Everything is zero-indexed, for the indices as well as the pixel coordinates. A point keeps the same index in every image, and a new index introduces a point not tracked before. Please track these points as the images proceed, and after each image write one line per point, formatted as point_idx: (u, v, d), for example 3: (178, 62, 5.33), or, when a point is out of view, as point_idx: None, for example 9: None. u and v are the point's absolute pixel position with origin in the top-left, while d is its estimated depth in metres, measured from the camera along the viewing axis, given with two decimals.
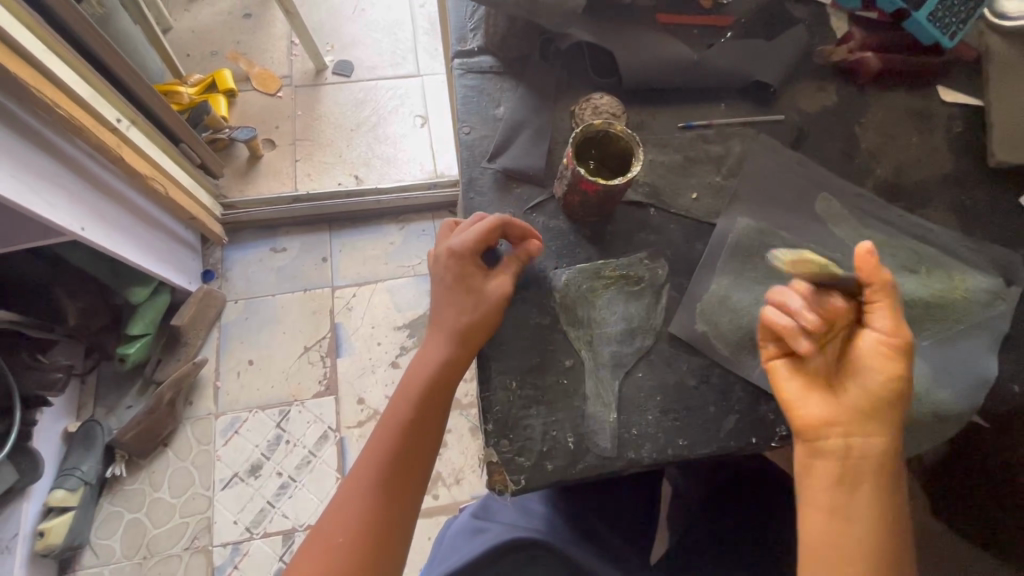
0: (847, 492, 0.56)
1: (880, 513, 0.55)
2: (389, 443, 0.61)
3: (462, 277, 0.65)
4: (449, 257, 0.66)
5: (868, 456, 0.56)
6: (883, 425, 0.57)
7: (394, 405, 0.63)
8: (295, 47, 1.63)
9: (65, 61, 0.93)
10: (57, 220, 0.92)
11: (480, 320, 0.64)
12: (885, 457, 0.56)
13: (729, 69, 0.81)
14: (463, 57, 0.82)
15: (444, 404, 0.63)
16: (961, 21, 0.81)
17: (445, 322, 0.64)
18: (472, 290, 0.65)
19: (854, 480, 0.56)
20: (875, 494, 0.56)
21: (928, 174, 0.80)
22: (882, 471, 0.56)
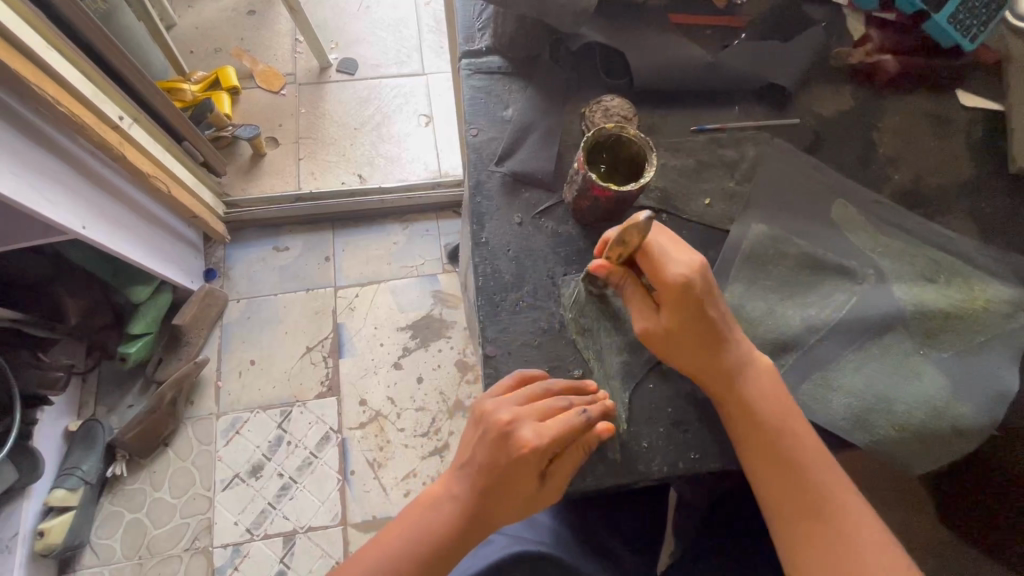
0: (748, 453, 0.60)
1: (792, 453, 0.58)
2: (430, 537, 0.58)
3: (510, 477, 0.56)
4: (515, 437, 0.55)
5: (739, 414, 0.60)
6: (733, 376, 0.60)
7: (447, 494, 0.59)
8: (299, 45, 1.62)
9: (66, 57, 0.92)
10: (59, 220, 0.90)
11: (523, 507, 0.58)
12: (755, 404, 0.60)
13: (743, 71, 0.79)
14: (471, 58, 0.80)
15: (490, 527, 0.59)
16: (981, 24, 0.79)
17: (501, 482, 0.57)
18: (512, 489, 0.57)
19: (747, 436, 0.60)
20: (775, 438, 0.59)
21: (946, 179, 0.78)
22: (761, 426, 0.59)
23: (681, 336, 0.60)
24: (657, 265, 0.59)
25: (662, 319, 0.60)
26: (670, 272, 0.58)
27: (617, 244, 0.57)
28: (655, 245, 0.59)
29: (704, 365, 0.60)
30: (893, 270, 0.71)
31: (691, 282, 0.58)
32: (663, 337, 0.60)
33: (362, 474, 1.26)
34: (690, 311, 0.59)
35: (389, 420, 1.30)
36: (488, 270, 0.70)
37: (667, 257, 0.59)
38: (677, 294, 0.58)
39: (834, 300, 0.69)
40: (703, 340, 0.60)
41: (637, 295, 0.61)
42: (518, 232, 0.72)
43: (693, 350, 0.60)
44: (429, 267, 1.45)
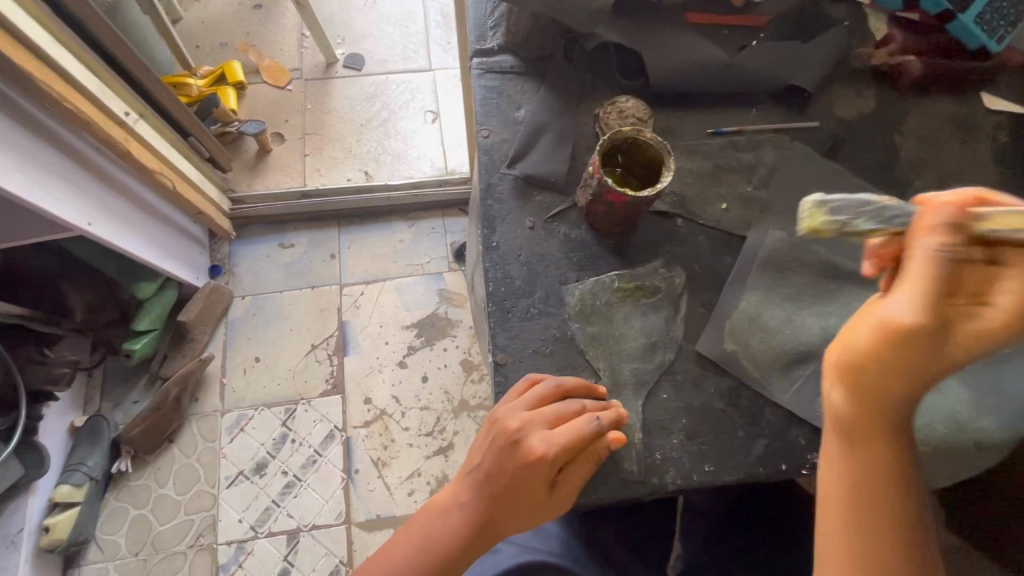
0: (866, 472, 0.48)
1: (906, 485, 0.49)
2: (437, 547, 0.56)
3: (517, 483, 0.55)
4: (526, 446, 0.55)
5: (867, 425, 0.49)
6: (896, 385, 0.47)
7: (454, 503, 0.58)
8: (306, 39, 1.60)
9: (73, 52, 0.90)
10: (65, 216, 0.89)
11: (532, 517, 0.56)
12: (899, 419, 0.48)
13: (762, 71, 0.77)
14: (483, 56, 0.78)
15: (498, 537, 0.57)
16: (1010, 24, 0.76)
17: (510, 490, 0.55)
18: (522, 498, 0.55)
19: (874, 455, 0.48)
20: (896, 468, 0.49)
21: (969, 185, 0.76)
22: (893, 445, 0.48)
23: (920, 334, 0.45)
24: (939, 247, 0.44)
25: (912, 307, 0.45)
26: (934, 258, 0.44)
27: (952, 213, 0.44)
28: (926, 228, 0.45)
29: (902, 369, 0.47)
30: None
31: (944, 280, 0.44)
32: (910, 327, 0.45)
33: (367, 474, 1.25)
34: (936, 316, 0.45)
35: (394, 419, 1.29)
36: (499, 275, 0.68)
37: (943, 247, 0.44)
38: (937, 289, 0.45)
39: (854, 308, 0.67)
40: (910, 343, 0.46)
41: (917, 271, 0.46)
42: (529, 235, 0.70)
43: (894, 346, 0.46)
44: (435, 265, 1.44)
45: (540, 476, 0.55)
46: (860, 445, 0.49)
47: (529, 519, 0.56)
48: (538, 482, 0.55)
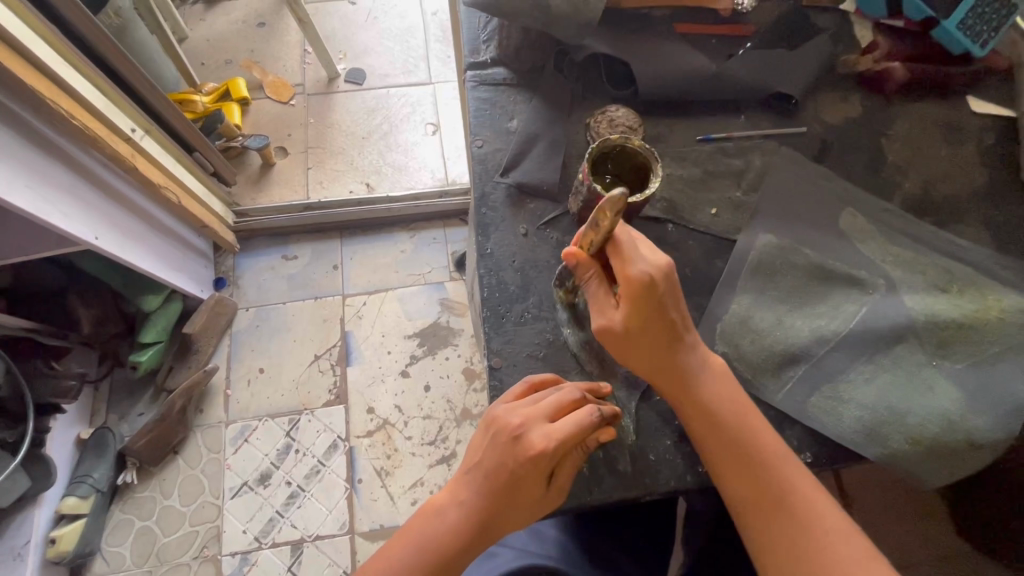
0: (716, 461, 0.58)
1: (759, 453, 0.57)
2: (438, 543, 0.57)
3: (520, 480, 0.56)
4: (526, 442, 0.55)
5: (697, 419, 0.59)
6: (688, 377, 0.59)
7: (456, 499, 0.58)
8: (308, 55, 1.64)
9: (82, 72, 0.93)
10: (72, 231, 0.92)
11: (528, 512, 0.57)
12: (707, 403, 0.59)
13: (749, 79, 0.79)
14: (477, 69, 0.81)
15: (497, 533, 0.58)
16: (994, 29, 0.77)
17: (510, 485, 0.56)
18: (520, 494, 0.56)
19: (713, 444, 0.58)
20: (741, 444, 0.57)
21: (956, 187, 0.77)
22: (722, 429, 0.58)
23: (639, 335, 0.58)
24: (623, 262, 0.56)
25: (617, 315, 0.58)
26: (628, 271, 0.56)
27: (588, 229, 0.56)
28: (624, 239, 0.57)
29: (648, 355, 0.59)
30: (903, 280, 0.70)
31: (654, 280, 0.56)
32: (621, 337, 0.58)
33: (370, 483, 1.26)
34: (648, 310, 0.57)
35: (397, 428, 1.30)
36: (493, 282, 0.70)
37: (635, 254, 0.56)
38: (634, 290, 0.56)
39: (844, 310, 0.68)
40: (666, 339, 0.58)
41: (601, 290, 0.59)
42: (523, 242, 0.72)
43: (652, 350, 0.58)
44: (436, 275, 1.46)
45: (538, 471, 0.55)
46: (700, 440, 0.59)
47: (526, 513, 0.57)
48: (536, 477, 0.55)
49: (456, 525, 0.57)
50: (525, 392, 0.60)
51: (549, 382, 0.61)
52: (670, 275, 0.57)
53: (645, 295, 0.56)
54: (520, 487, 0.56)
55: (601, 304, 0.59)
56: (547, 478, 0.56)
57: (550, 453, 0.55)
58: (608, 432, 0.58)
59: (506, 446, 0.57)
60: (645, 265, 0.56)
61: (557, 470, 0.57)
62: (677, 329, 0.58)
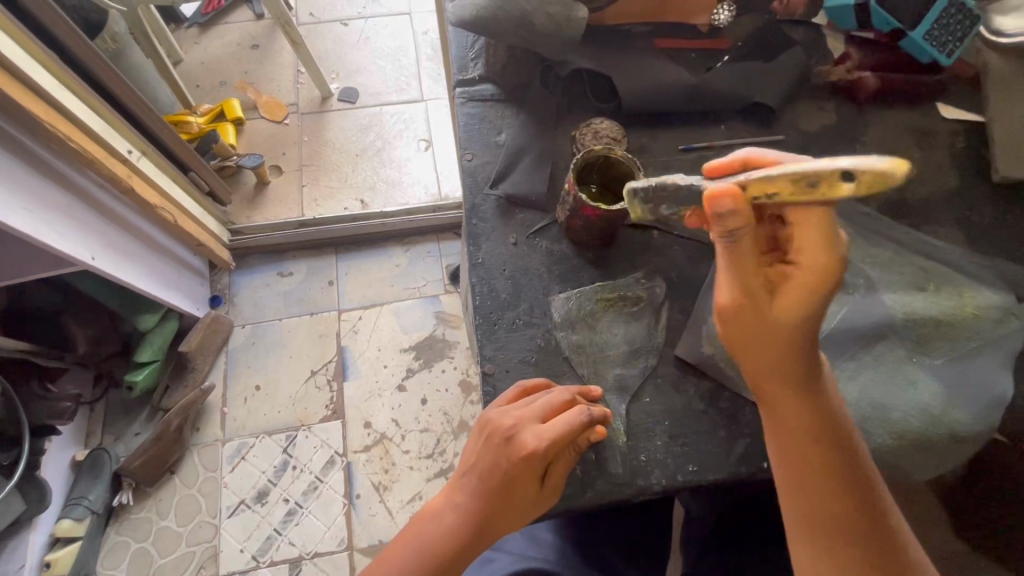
0: (806, 478, 0.53)
1: (857, 481, 0.52)
2: (435, 547, 0.57)
3: (512, 481, 0.57)
4: (518, 442, 0.57)
5: (802, 432, 0.53)
6: (812, 394, 0.53)
7: (452, 501, 0.60)
8: (301, 75, 1.67)
9: (80, 96, 0.96)
10: (69, 250, 0.93)
11: (523, 512, 0.58)
12: (817, 418, 0.53)
13: (727, 90, 0.82)
14: (465, 86, 0.83)
15: (493, 535, 0.59)
16: (959, 39, 0.80)
17: (505, 485, 0.57)
18: (515, 495, 0.57)
19: (805, 461, 0.53)
20: (839, 468, 0.52)
21: (929, 190, 0.80)
22: (824, 447, 0.53)
23: (781, 328, 0.50)
24: (813, 241, 0.46)
25: (767, 302, 0.49)
26: (815, 257, 0.46)
27: (789, 183, 0.43)
28: (812, 219, 0.45)
29: (776, 349, 0.51)
30: (882, 279, 0.72)
31: (835, 280, 0.46)
32: (753, 325, 0.50)
33: (368, 497, 1.26)
34: (807, 311, 0.48)
35: (394, 442, 1.31)
36: (485, 290, 0.71)
37: (819, 238, 0.46)
38: (817, 280, 0.46)
39: (826, 310, 0.70)
40: (800, 343, 0.51)
41: (748, 263, 0.49)
42: (513, 251, 0.74)
43: (788, 352, 0.51)
44: (431, 287, 1.47)
45: (532, 470, 0.56)
46: (791, 452, 0.54)
47: (521, 513, 0.58)
48: (530, 476, 0.57)
49: (453, 528, 0.58)
50: (517, 396, 0.62)
51: (542, 386, 0.63)
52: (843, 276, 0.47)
53: (811, 287, 0.47)
54: (514, 486, 0.57)
55: (747, 274, 0.49)
56: (540, 477, 0.58)
57: (542, 452, 0.56)
58: (597, 431, 0.60)
59: (501, 447, 0.58)
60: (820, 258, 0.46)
61: (549, 469, 0.58)
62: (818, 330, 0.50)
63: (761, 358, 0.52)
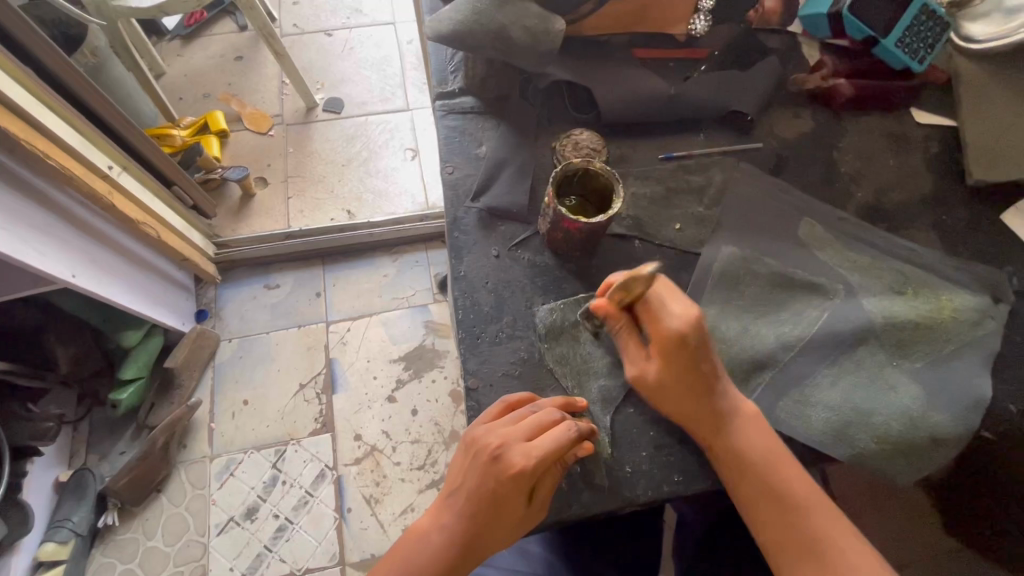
0: (747, 500, 0.59)
1: (787, 493, 0.59)
2: (423, 568, 0.57)
3: (501, 500, 0.56)
4: (507, 462, 0.56)
5: (727, 461, 0.61)
6: (721, 424, 0.61)
7: (440, 520, 0.59)
8: (285, 86, 1.67)
9: (58, 113, 0.94)
10: (48, 270, 0.91)
11: (512, 531, 0.57)
12: (736, 446, 0.60)
13: (706, 98, 0.82)
14: (445, 98, 0.84)
15: (481, 554, 0.58)
16: (929, 46, 0.82)
17: (493, 504, 0.57)
18: (503, 514, 0.57)
19: (743, 486, 0.60)
20: (771, 486, 0.59)
21: (906, 194, 0.81)
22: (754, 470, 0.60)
23: (671, 386, 0.62)
24: (654, 317, 0.62)
25: (651, 365, 0.63)
26: (660, 328, 0.61)
27: (618, 291, 0.62)
28: (655, 296, 0.63)
29: (686, 405, 0.62)
30: (862, 284, 0.73)
31: (686, 336, 0.60)
32: (657, 384, 0.63)
33: (359, 512, 1.24)
34: (681, 362, 0.61)
35: (385, 454, 1.30)
36: (468, 303, 0.71)
37: (664, 310, 0.62)
38: (666, 345, 0.61)
39: (808, 315, 0.71)
40: (699, 393, 0.61)
41: (631, 339, 0.64)
42: (496, 263, 0.74)
43: (686, 396, 0.62)
44: (419, 297, 1.47)
45: (520, 489, 0.56)
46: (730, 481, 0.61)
47: (510, 531, 0.58)
48: (518, 495, 0.56)
49: (441, 548, 0.58)
50: (505, 412, 0.61)
51: (531, 401, 0.62)
52: (702, 328, 0.61)
53: (678, 344, 0.61)
54: (503, 505, 0.56)
55: (634, 356, 0.64)
56: (529, 496, 0.57)
57: (531, 471, 0.55)
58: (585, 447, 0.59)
59: (489, 466, 0.57)
60: (676, 321, 0.61)
61: (538, 488, 0.58)
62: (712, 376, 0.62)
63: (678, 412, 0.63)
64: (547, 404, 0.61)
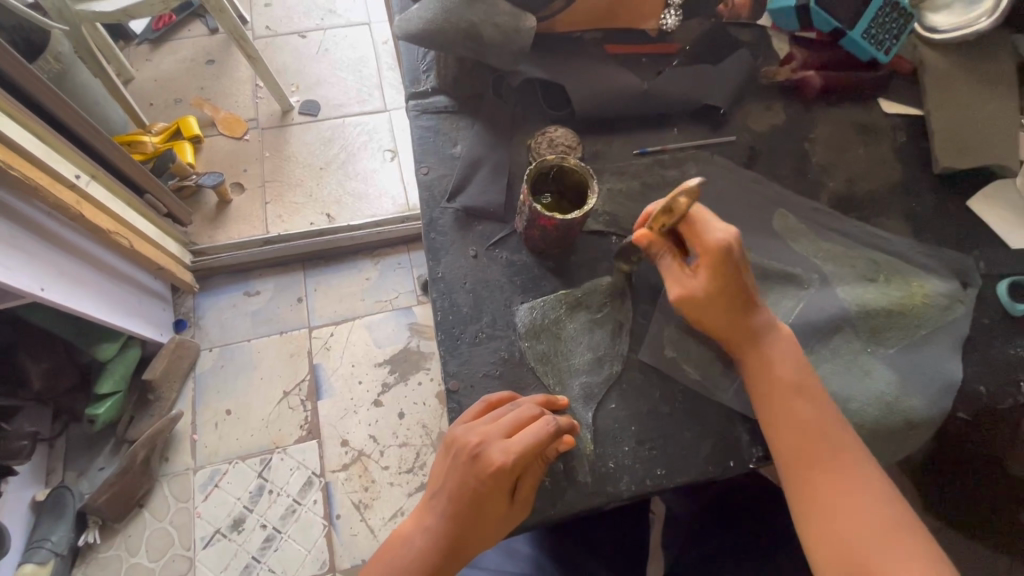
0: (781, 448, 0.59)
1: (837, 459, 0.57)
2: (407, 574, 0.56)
3: (482, 499, 0.56)
4: (484, 460, 0.56)
5: (779, 423, 0.60)
6: (761, 342, 0.63)
7: (422, 523, 0.59)
8: (259, 89, 1.64)
9: (19, 121, 0.91)
10: (16, 282, 0.89)
11: (493, 530, 0.57)
12: (792, 409, 0.60)
13: (678, 94, 0.83)
14: (418, 99, 0.83)
15: (467, 555, 0.58)
16: (894, 38, 0.83)
17: (474, 503, 0.56)
18: (486, 514, 0.56)
19: (790, 456, 0.59)
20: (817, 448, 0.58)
21: (876, 183, 0.83)
22: (820, 470, 0.57)
23: (716, 296, 0.62)
24: (700, 231, 0.62)
25: (698, 281, 0.63)
26: (708, 237, 0.61)
27: (662, 211, 0.61)
28: (696, 212, 0.63)
29: (730, 316, 0.63)
30: (835, 273, 0.74)
31: (730, 246, 0.61)
32: (699, 300, 0.63)
33: (349, 517, 1.23)
34: (730, 273, 0.62)
35: (372, 458, 1.28)
36: (446, 305, 0.71)
37: (705, 224, 0.62)
38: (714, 256, 0.61)
39: (783, 307, 0.72)
40: (740, 300, 0.63)
41: (674, 263, 0.64)
42: (474, 264, 0.73)
43: (726, 311, 0.63)
44: (402, 299, 1.46)
45: (501, 486, 0.55)
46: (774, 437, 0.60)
47: (493, 530, 0.57)
48: (499, 492, 0.56)
49: (425, 552, 0.57)
50: (483, 412, 0.61)
51: (510, 400, 0.62)
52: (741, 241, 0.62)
53: (723, 255, 0.61)
54: (485, 502, 0.56)
55: (674, 272, 0.64)
56: (510, 492, 0.57)
57: (511, 468, 0.55)
58: (565, 442, 0.59)
59: (469, 465, 0.57)
60: (717, 232, 0.61)
61: (519, 482, 0.58)
62: (750, 282, 0.63)
63: (713, 324, 0.64)
64: (525, 402, 0.61)
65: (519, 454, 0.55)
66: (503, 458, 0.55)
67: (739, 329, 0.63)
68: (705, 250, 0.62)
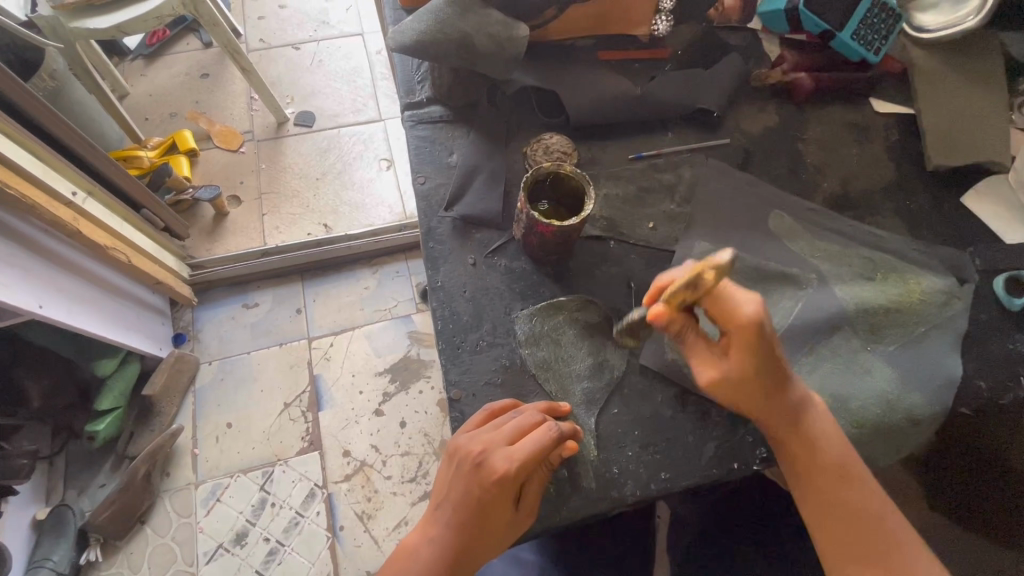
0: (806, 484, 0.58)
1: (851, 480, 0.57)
2: None
3: (486, 507, 0.56)
4: (488, 468, 0.55)
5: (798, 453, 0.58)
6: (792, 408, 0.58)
7: (428, 533, 0.58)
8: (255, 102, 1.64)
9: (16, 140, 0.92)
10: (15, 301, 0.88)
11: (499, 537, 0.57)
12: (816, 447, 0.58)
13: (671, 98, 0.84)
14: (413, 108, 0.84)
15: (473, 564, 0.58)
16: (883, 37, 0.84)
17: (479, 511, 0.56)
18: (491, 522, 0.56)
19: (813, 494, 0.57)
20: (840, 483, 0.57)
21: (869, 182, 0.83)
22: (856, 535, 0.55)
23: (752, 380, 0.57)
24: (728, 314, 0.55)
25: (729, 365, 0.57)
26: (738, 322, 0.54)
27: (684, 288, 0.54)
28: (721, 290, 0.55)
29: (770, 403, 0.58)
30: (832, 272, 0.74)
31: (763, 324, 0.54)
32: (731, 383, 0.58)
33: (352, 529, 1.22)
34: (765, 352, 0.56)
35: (375, 469, 1.28)
36: (446, 313, 0.71)
37: (735, 302, 0.54)
38: (746, 342, 0.55)
39: (782, 307, 0.72)
40: (771, 378, 0.57)
41: (699, 343, 0.59)
42: (472, 272, 0.73)
43: (766, 393, 0.58)
44: (402, 307, 1.46)
45: (506, 493, 0.55)
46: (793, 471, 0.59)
47: (498, 538, 0.57)
48: (504, 499, 0.56)
49: (431, 562, 0.56)
50: (486, 420, 0.61)
51: (513, 407, 0.62)
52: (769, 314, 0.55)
53: (755, 340, 0.55)
54: (490, 510, 0.56)
55: (701, 355, 0.59)
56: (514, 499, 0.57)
57: (515, 475, 0.55)
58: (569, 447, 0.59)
59: (473, 472, 0.56)
60: (748, 313, 0.54)
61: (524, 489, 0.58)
62: (779, 350, 0.57)
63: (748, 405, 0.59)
64: (528, 408, 0.61)
65: (523, 461, 0.55)
66: (507, 464, 0.55)
67: (774, 408, 0.58)
68: (738, 342, 0.55)
